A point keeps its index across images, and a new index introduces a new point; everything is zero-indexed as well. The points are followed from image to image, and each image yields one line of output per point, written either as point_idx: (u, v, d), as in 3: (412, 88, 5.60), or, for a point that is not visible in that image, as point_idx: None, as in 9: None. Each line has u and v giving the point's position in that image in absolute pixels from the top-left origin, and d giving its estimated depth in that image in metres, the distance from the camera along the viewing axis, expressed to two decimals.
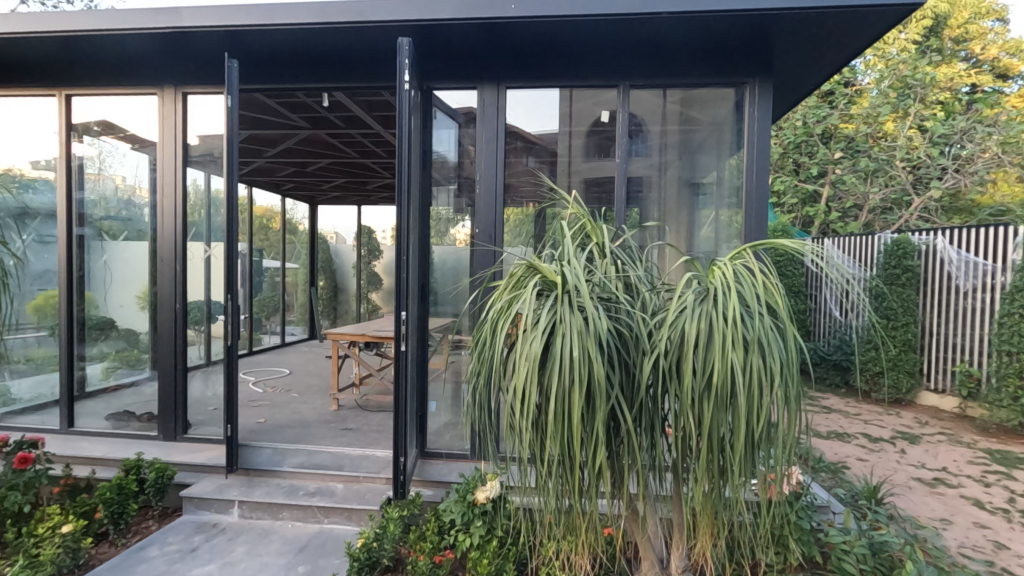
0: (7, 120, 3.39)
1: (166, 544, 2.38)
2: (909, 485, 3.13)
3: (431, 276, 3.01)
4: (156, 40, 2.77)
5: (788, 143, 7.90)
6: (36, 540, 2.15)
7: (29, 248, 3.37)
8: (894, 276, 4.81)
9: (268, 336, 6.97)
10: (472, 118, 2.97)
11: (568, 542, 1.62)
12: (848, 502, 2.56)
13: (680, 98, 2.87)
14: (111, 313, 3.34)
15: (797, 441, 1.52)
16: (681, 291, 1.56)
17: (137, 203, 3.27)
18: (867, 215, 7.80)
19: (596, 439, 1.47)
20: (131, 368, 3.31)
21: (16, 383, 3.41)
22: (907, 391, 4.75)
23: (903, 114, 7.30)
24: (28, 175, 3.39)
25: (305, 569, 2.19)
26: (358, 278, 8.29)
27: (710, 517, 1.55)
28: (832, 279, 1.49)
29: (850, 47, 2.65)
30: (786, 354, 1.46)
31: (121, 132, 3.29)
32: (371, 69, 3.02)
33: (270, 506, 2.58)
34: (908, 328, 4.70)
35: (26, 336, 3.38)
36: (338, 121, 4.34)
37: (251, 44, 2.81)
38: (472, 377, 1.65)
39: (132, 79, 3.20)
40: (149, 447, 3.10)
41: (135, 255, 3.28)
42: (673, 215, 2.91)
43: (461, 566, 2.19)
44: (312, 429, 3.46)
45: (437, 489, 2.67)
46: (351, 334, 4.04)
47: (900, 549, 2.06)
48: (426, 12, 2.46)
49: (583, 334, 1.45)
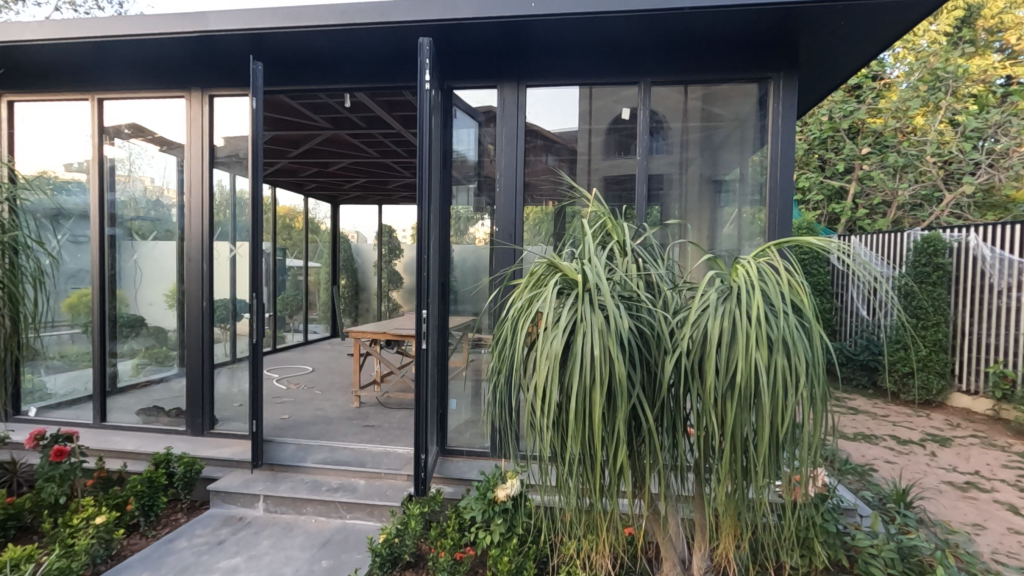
0: (42, 124, 3.50)
1: (194, 536, 2.43)
2: (940, 488, 3.05)
3: (451, 275, 3.02)
4: (184, 45, 2.84)
5: (814, 139, 7.81)
6: (71, 530, 2.22)
7: (64, 248, 3.48)
8: (924, 275, 4.69)
9: (291, 334, 7.10)
10: (492, 117, 2.97)
11: (589, 542, 1.62)
12: (876, 505, 2.50)
13: (702, 94, 2.83)
14: (141, 311, 3.42)
15: (824, 442, 1.49)
16: (704, 289, 1.54)
17: (166, 204, 3.36)
18: (896, 211, 7.60)
19: (617, 439, 1.46)
20: (160, 364, 3.39)
21: (52, 379, 3.53)
22: (937, 392, 4.63)
23: (934, 107, 7.06)
24: (61, 177, 3.49)
25: (328, 564, 2.22)
26: (379, 276, 8.38)
27: (734, 518, 1.53)
28: (859, 277, 1.45)
29: (882, 37, 2.58)
30: (811, 353, 1.43)
31: (150, 134, 3.38)
32: (392, 70, 3.04)
33: (294, 501, 2.62)
34: (939, 327, 4.58)
35: (61, 333, 3.47)
36: (359, 121, 4.37)
37: (276, 47, 2.86)
38: (493, 375, 1.66)
39: (160, 82, 3.28)
40: (178, 441, 3.18)
41: (164, 255, 3.36)
42: (695, 213, 2.87)
43: (482, 564, 2.21)
44: (335, 426, 3.51)
45: (458, 487, 2.69)
46: (372, 333, 4.05)
47: (931, 554, 2.01)
48: (447, 12, 2.48)
49: (605, 333, 1.44)
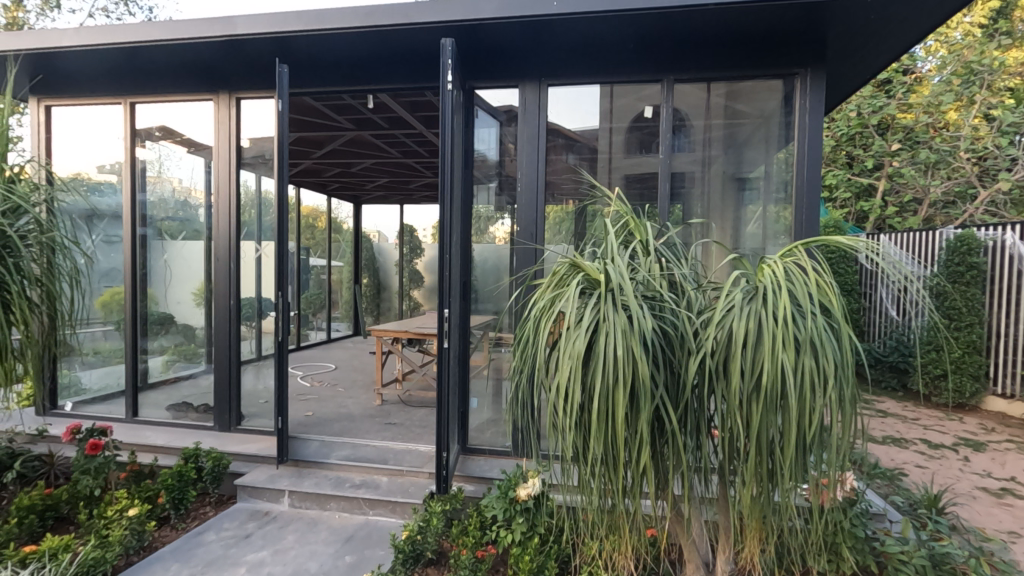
0: (78, 127, 3.60)
1: (222, 530, 2.49)
2: (973, 494, 2.96)
3: (472, 274, 3.03)
4: (212, 49, 2.90)
5: (841, 135, 7.66)
6: (106, 522, 2.30)
7: (98, 248, 3.58)
8: (957, 274, 4.54)
9: (315, 332, 7.21)
10: (513, 117, 2.98)
11: (611, 543, 1.61)
12: (907, 511, 2.44)
13: (725, 91, 2.79)
14: (170, 308, 3.51)
15: (852, 446, 1.46)
16: (729, 289, 1.52)
17: (194, 204, 3.44)
18: (927, 209, 7.41)
19: (640, 439, 1.45)
20: (189, 361, 3.48)
21: (86, 374, 3.64)
22: (970, 395, 4.50)
23: (968, 102, 6.85)
24: (94, 178, 3.60)
25: (352, 559, 2.25)
26: (401, 275, 8.44)
27: (759, 522, 1.51)
28: (890, 276, 1.42)
29: (915, 29, 2.52)
30: (840, 355, 1.40)
31: (179, 136, 3.46)
32: (415, 70, 3.07)
33: (318, 497, 2.66)
34: (973, 328, 4.44)
35: (94, 330, 3.58)
36: (381, 121, 4.39)
37: (301, 51, 2.91)
38: (515, 375, 1.67)
39: (190, 84, 3.36)
40: (207, 436, 3.26)
41: (193, 254, 3.45)
42: (718, 212, 2.83)
43: (502, 562, 2.22)
44: (357, 423, 3.56)
45: (479, 485, 2.70)
46: (394, 330, 4.09)
47: (964, 562, 1.95)
48: (470, 12, 2.49)
49: (628, 333, 1.43)
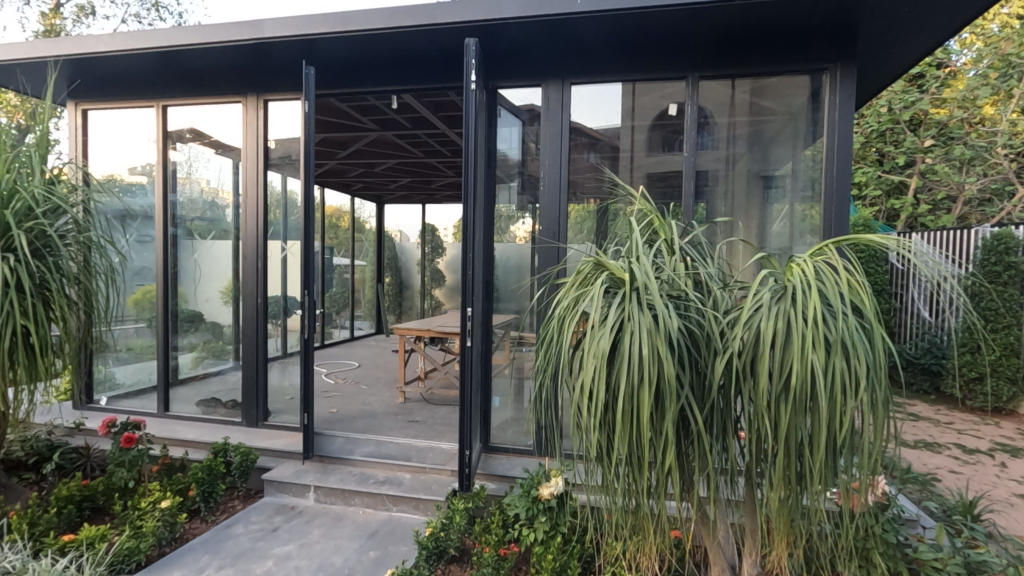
0: (113, 130, 3.71)
1: (250, 523, 2.55)
2: (1010, 501, 2.87)
3: (494, 273, 3.04)
4: (241, 52, 2.96)
5: (871, 131, 7.49)
6: (140, 513, 2.36)
7: (131, 247, 3.68)
8: (994, 274, 4.39)
9: (338, 330, 7.31)
10: (535, 115, 2.98)
11: (635, 543, 1.60)
12: (940, 517, 2.38)
13: (751, 88, 2.75)
14: (199, 306, 3.60)
15: (884, 451, 1.42)
16: (756, 288, 1.49)
17: (221, 204, 3.53)
18: (961, 207, 7.22)
19: (665, 440, 1.44)
20: (217, 357, 3.56)
21: (119, 370, 3.74)
22: (1007, 399, 4.37)
23: (1006, 96, 6.56)
24: (127, 179, 3.70)
25: (376, 554, 2.28)
26: (422, 274, 8.41)
27: (788, 525, 1.49)
28: (924, 275, 1.38)
29: (953, 20, 2.44)
30: (872, 356, 1.37)
31: (208, 138, 3.55)
32: (438, 70, 3.09)
33: (343, 492, 2.70)
34: (1011, 329, 4.30)
35: (127, 327, 3.67)
36: (405, 121, 4.41)
37: (327, 52, 2.95)
38: (539, 374, 1.66)
39: (220, 87, 3.44)
40: (235, 432, 3.33)
41: (221, 254, 3.53)
42: (742, 210, 2.79)
43: (525, 561, 2.22)
44: (381, 421, 3.60)
45: (501, 483, 2.71)
46: (417, 329, 4.11)
47: (1000, 570, 1.90)
48: (493, 11, 2.49)
49: (653, 333, 1.42)
